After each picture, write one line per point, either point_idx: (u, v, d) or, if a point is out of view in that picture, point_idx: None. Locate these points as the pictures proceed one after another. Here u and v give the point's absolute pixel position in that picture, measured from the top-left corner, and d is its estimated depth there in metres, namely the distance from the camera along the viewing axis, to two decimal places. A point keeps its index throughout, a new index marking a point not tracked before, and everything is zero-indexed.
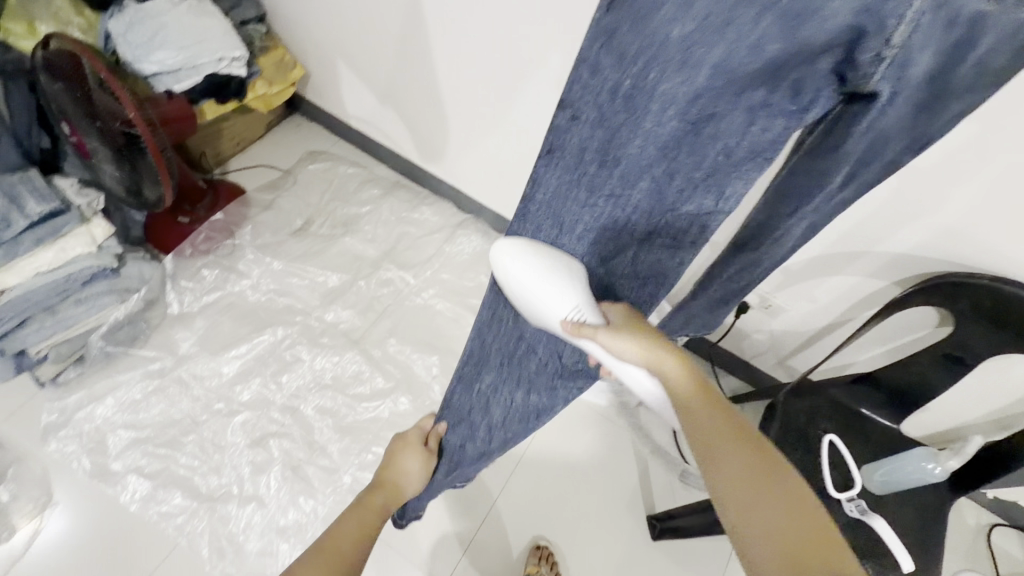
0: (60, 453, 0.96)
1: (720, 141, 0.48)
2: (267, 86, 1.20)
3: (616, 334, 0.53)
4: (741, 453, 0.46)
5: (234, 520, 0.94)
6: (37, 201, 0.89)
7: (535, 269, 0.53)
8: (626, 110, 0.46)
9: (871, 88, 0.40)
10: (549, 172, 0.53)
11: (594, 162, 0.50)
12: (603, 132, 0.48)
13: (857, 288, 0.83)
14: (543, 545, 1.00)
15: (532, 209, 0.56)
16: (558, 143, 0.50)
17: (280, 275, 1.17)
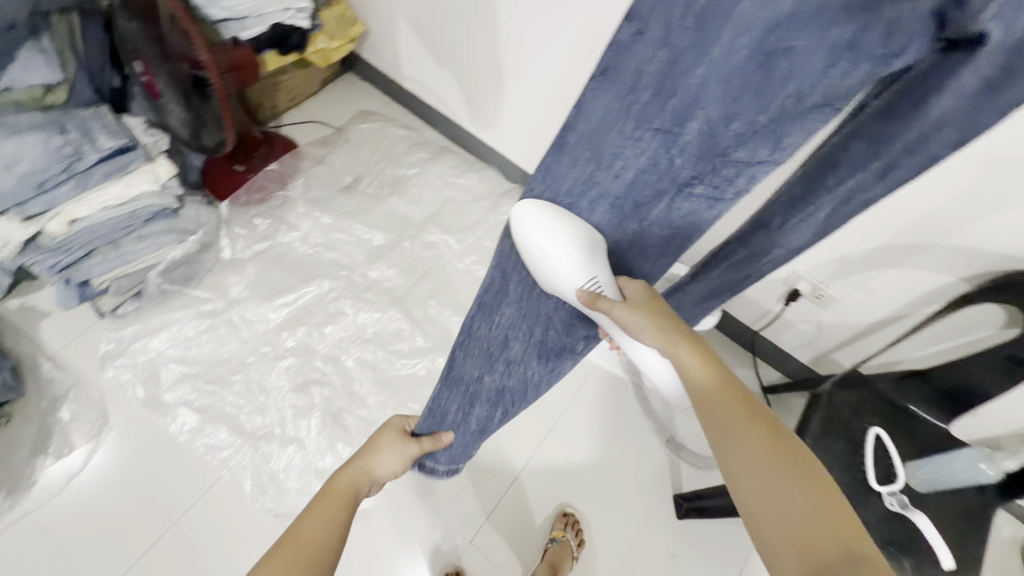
0: (116, 380, 1.01)
1: (792, 82, 0.43)
2: (327, 40, 1.20)
3: (630, 311, 0.58)
4: (755, 442, 0.47)
5: (275, 459, 0.98)
6: (107, 136, 0.92)
7: (552, 232, 0.56)
8: (694, 29, 0.43)
9: (979, 29, 0.35)
10: (598, 97, 0.51)
11: (648, 89, 0.48)
12: (666, 54, 0.45)
13: (918, 284, 0.80)
14: (569, 512, 1.01)
15: (571, 139, 0.55)
16: (615, 64, 0.48)
17: (328, 229, 1.20)
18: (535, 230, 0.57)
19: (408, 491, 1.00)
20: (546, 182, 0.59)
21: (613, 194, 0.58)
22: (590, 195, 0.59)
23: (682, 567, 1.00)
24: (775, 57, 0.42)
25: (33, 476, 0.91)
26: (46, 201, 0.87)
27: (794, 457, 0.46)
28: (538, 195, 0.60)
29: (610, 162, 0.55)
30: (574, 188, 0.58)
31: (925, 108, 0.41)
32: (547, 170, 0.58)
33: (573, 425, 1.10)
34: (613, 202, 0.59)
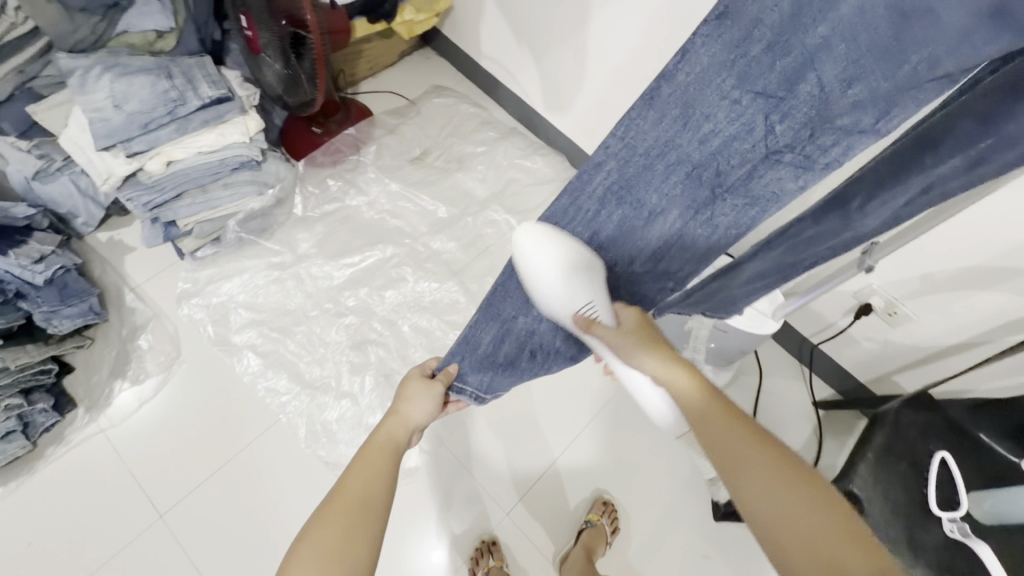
0: (190, 317, 1.07)
1: (928, 47, 0.37)
2: (414, 13, 1.22)
3: (623, 337, 0.62)
4: (754, 444, 0.48)
5: (329, 409, 1.02)
6: (209, 86, 0.97)
7: (556, 258, 0.60)
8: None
9: None
10: (704, 47, 0.46)
11: (763, 42, 0.43)
12: (790, 5, 0.41)
13: (1004, 310, 0.77)
14: (607, 500, 1.02)
15: (665, 91, 0.49)
16: (733, 8, 0.43)
17: (395, 197, 1.23)
18: (536, 256, 0.61)
19: (450, 456, 1.03)
20: (624, 140, 0.53)
21: (692, 164, 0.52)
22: (666, 162, 0.53)
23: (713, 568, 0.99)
24: (913, 15, 0.37)
25: (111, 396, 0.98)
26: (148, 140, 0.94)
27: (805, 479, 0.45)
28: (610, 155, 0.55)
29: (700, 123, 0.49)
30: (650, 151, 0.53)
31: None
32: (628, 126, 0.52)
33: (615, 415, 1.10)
34: (692, 174, 0.53)
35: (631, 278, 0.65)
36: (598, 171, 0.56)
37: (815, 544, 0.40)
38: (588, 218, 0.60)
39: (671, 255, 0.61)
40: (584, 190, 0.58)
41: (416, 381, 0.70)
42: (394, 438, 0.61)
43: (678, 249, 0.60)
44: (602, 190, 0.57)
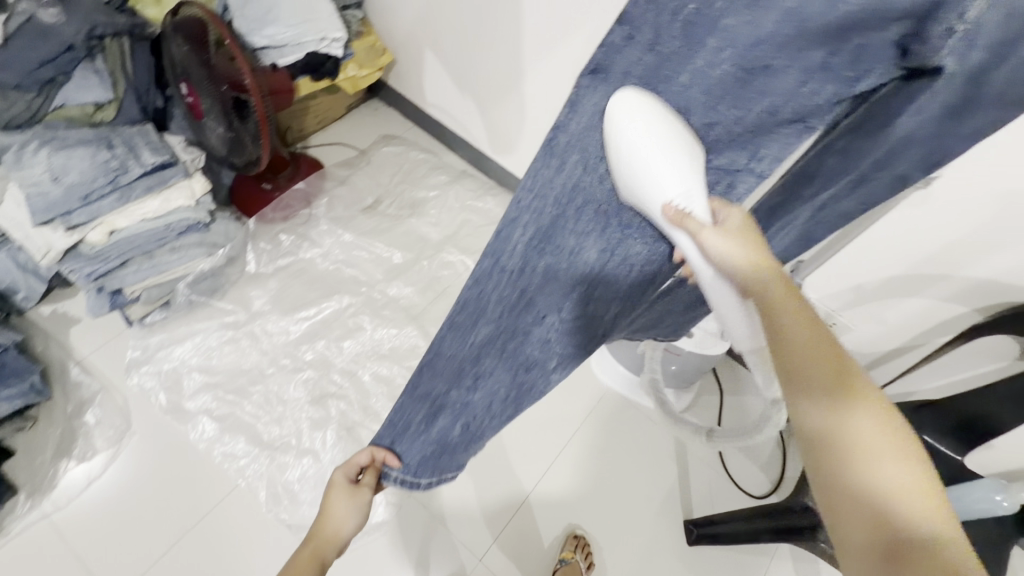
0: (140, 387, 1.04)
1: (768, 95, 0.49)
2: (358, 69, 1.27)
3: (724, 236, 0.48)
4: (847, 411, 0.39)
5: (290, 469, 0.99)
6: (151, 152, 0.97)
7: (658, 144, 0.49)
8: (684, 37, 0.47)
9: (936, 63, 0.44)
10: (589, 97, 0.53)
11: (634, 92, 0.51)
12: (653, 59, 0.49)
13: (930, 314, 0.82)
14: (579, 534, 1.01)
15: (561, 142, 0.55)
16: (605, 63, 0.50)
17: (349, 247, 1.23)
18: (629, 133, 0.48)
19: (418, 506, 1.02)
20: (535, 193, 0.58)
21: (601, 205, 0.57)
22: (577, 205, 0.57)
23: None
24: (757, 71, 0.47)
25: (55, 478, 0.94)
26: (89, 212, 0.92)
27: (896, 447, 0.38)
28: (524, 209, 0.59)
29: (600, 165, 0.55)
30: (562, 196, 0.57)
31: (889, 126, 0.50)
32: (534, 180, 0.58)
33: (583, 448, 1.10)
34: (602, 214, 0.58)
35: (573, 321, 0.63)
36: (516, 223, 0.60)
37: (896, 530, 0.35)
38: (517, 269, 0.61)
39: (598, 293, 0.62)
40: (506, 245, 0.61)
41: (340, 491, 0.63)
42: (318, 563, 0.55)
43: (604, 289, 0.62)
44: (523, 246, 0.60)
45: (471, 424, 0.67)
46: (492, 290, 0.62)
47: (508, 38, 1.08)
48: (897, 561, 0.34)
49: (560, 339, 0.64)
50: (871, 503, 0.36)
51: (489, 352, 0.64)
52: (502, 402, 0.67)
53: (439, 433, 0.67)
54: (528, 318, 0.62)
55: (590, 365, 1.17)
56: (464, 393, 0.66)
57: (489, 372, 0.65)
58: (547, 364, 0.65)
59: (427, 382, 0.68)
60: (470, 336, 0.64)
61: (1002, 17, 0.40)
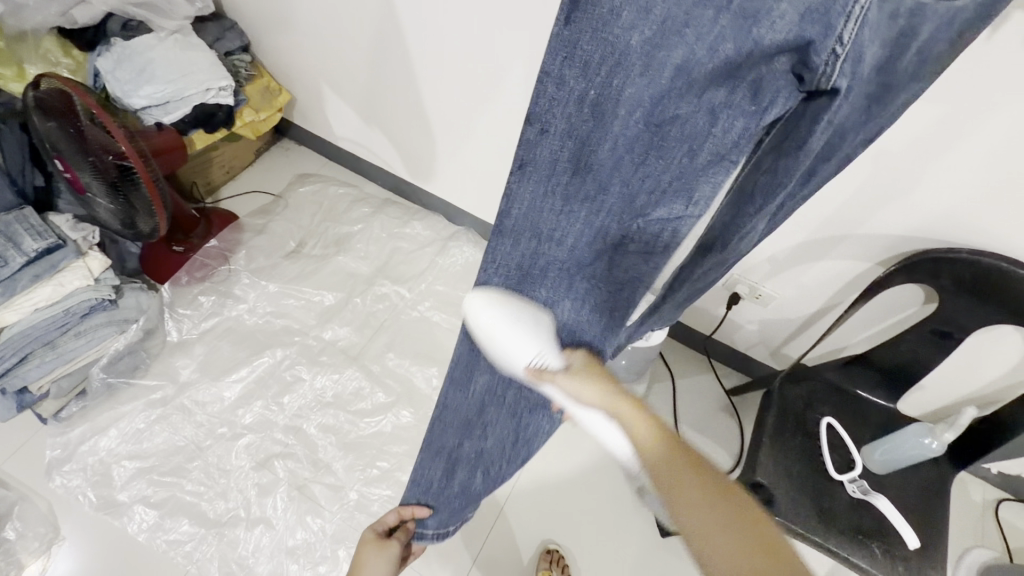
0: (65, 488, 0.96)
1: (687, 144, 0.45)
2: (254, 113, 1.21)
3: (573, 377, 0.58)
4: (694, 485, 0.49)
5: (243, 543, 0.94)
6: (33, 238, 0.92)
7: (509, 318, 0.56)
8: (592, 116, 0.44)
9: (830, 85, 0.38)
10: (522, 187, 0.50)
11: (567, 170, 0.48)
12: (574, 143, 0.47)
13: (844, 274, 0.84)
14: (553, 548, 0.99)
15: (508, 225, 0.53)
16: (529, 157, 0.48)
17: (276, 297, 1.18)
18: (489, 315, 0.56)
19: None
20: (497, 265, 0.56)
21: (565, 264, 0.56)
22: (540, 267, 0.56)
23: None
24: (665, 125, 0.44)
25: None
26: None
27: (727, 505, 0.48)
28: (491, 280, 0.57)
29: (553, 236, 0.53)
30: (523, 265, 0.56)
31: (807, 145, 0.41)
32: (492, 256, 0.56)
33: (560, 455, 1.09)
34: (563, 274, 0.57)
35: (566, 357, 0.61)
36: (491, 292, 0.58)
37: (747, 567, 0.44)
38: None
39: (576, 331, 0.62)
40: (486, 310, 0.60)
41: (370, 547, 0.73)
42: None
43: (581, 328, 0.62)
44: None
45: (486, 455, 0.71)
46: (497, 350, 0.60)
47: (401, 65, 1.06)
48: None
49: None
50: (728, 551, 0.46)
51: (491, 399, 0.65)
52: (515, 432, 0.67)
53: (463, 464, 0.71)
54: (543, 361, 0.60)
55: None
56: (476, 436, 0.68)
57: (494, 420, 0.66)
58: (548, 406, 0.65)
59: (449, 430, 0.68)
60: (470, 385, 0.65)
61: (876, 15, 0.36)
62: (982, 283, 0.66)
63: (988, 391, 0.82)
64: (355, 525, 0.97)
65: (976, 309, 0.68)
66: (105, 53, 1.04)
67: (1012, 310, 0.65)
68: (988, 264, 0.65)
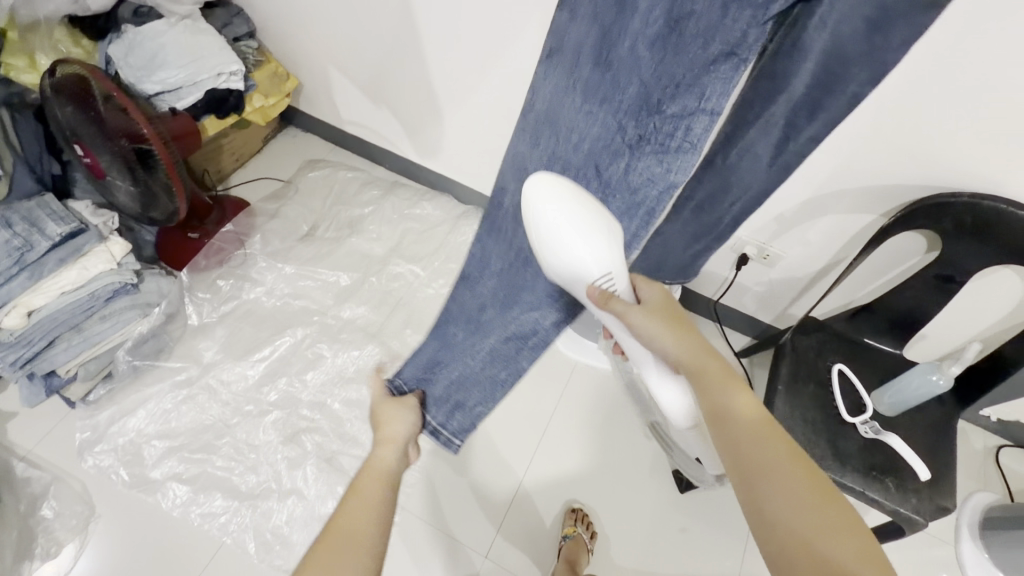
0: (97, 467, 0.98)
1: (706, 41, 0.45)
2: (264, 98, 1.23)
3: (645, 316, 0.60)
4: (765, 439, 0.47)
5: (277, 514, 0.96)
6: (56, 223, 0.93)
7: (568, 219, 0.56)
8: (613, 2, 0.47)
9: None
10: (548, 76, 0.57)
11: (586, 62, 0.53)
12: (597, 30, 0.50)
13: (848, 228, 0.87)
14: (576, 507, 1.02)
15: (532, 115, 0.61)
16: (557, 45, 0.55)
17: (292, 279, 1.19)
18: (551, 211, 0.56)
19: (416, 521, 0.99)
20: (519, 163, 0.65)
21: (575, 168, 0.61)
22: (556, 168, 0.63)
23: (694, 539, 1.01)
24: (681, 19, 0.45)
25: None
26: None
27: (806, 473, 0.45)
28: (510, 179, 0.68)
29: (567, 131, 0.59)
30: (543, 164, 0.63)
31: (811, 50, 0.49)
32: (517, 154, 0.65)
33: (577, 421, 1.11)
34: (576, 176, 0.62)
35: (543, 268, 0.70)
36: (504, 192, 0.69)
37: (804, 528, 0.41)
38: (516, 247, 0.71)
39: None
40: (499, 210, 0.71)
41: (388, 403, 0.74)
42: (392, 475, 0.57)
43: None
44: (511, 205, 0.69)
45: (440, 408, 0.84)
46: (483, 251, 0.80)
47: (408, 44, 1.09)
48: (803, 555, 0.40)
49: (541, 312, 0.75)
50: (792, 511, 0.42)
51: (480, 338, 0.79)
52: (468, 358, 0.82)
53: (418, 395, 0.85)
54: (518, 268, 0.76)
55: (557, 342, 1.19)
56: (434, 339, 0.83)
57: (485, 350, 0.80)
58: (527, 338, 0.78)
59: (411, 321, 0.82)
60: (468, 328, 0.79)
61: None
62: (981, 225, 0.70)
63: (985, 338, 0.86)
64: None
65: (976, 251, 0.72)
66: (116, 40, 1.05)
67: (1003, 248, 0.69)
68: (985, 207, 0.68)
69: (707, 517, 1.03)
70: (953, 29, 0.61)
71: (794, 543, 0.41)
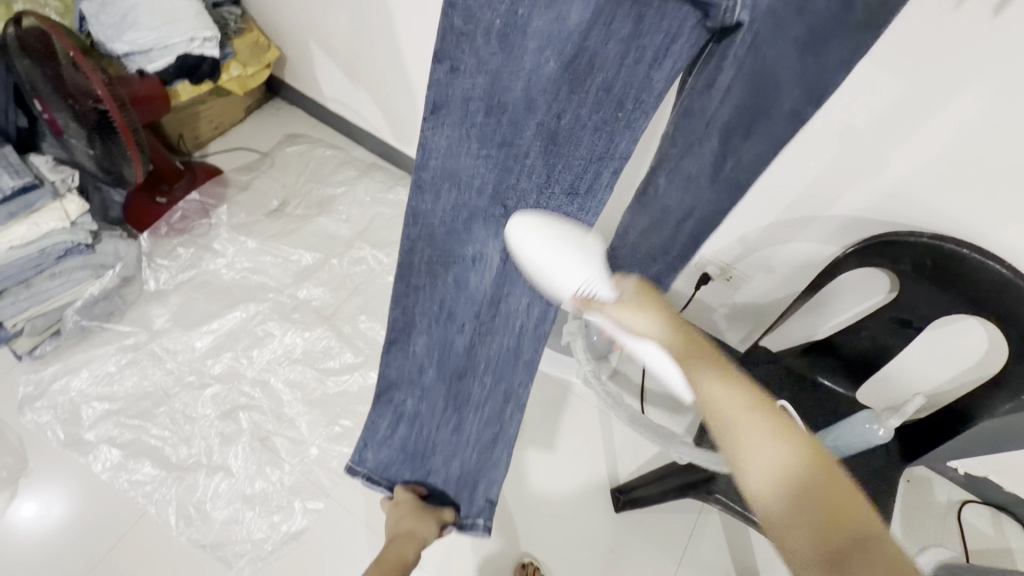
0: (35, 423, 0.99)
1: (600, 73, 0.49)
2: (242, 68, 1.20)
3: (626, 310, 0.51)
4: (779, 447, 0.39)
5: (203, 488, 0.96)
6: (10, 176, 0.91)
7: (551, 242, 0.53)
8: (500, 44, 0.47)
9: (734, 19, 0.46)
10: (437, 133, 0.53)
11: (481, 110, 0.51)
12: (485, 78, 0.49)
13: (813, 258, 0.83)
14: (528, 563, 0.95)
15: (425, 177, 0.56)
16: (441, 99, 0.51)
17: (254, 253, 1.18)
18: (532, 241, 0.53)
19: (341, 511, 0.97)
20: (419, 222, 0.60)
21: (484, 218, 0.59)
22: (462, 219, 0.59)
23: (621, 561, 0.97)
24: (580, 58, 0.48)
25: None
26: None
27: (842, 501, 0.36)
28: (412, 239, 0.61)
29: (468, 183, 0.56)
30: (446, 218, 0.59)
31: None
32: (415, 214, 0.60)
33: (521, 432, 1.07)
34: (484, 219, 0.59)
35: (491, 320, 0.67)
36: (414, 254, 0.63)
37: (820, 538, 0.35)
38: (491, 328, 0.67)
39: (509, 292, 0.65)
40: (412, 272, 0.64)
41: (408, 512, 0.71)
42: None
43: (517, 295, 0.65)
44: (426, 265, 0.63)
45: (500, 472, 0.76)
46: (385, 366, 0.70)
47: (382, 25, 1.05)
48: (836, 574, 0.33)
49: (523, 366, 0.71)
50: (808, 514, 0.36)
51: (467, 412, 0.71)
52: (491, 436, 0.74)
53: (481, 495, 0.76)
54: (449, 334, 0.67)
55: None
56: (440, 462, 0.73)
57: (466, 420, 0.72)
58: (518, 393, 0.73)
59: (363, 456, 0.73)
60: (459, 396, 0.71)
61: None
62: (940, 268, 0.64)
63: (934, 386, 0.82)
64: (312, 478, 0.98)
65: (935, 297, 0.67)
66: None
67: (962, 294, 0.64)
68: (946, 249, 0.63)
69: (642, 541, 0.99)
70: (917, 54, 0.56)
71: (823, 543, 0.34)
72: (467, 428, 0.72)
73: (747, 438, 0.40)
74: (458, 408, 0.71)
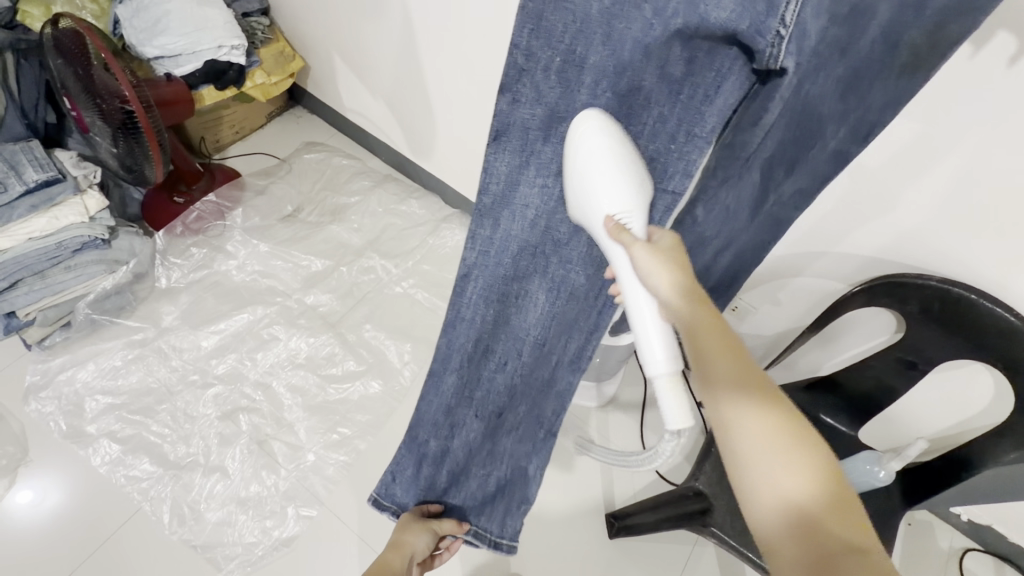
0: (38, 412, 1.00)
1: (654, 105, 0.49)
2: (266, 76, 1.23)
3: (655, 253, 0.48)
4: (764, 420, 0.43)
5: (198, 488, 0.96)
6: (35, 169, 0.95)
7: (603, 179, 0.48)
8: (559, 81, 0.49)
9: (778, 65, 0.42)
10: (498, 159, 0.54)
11: (540, 139, 0.53)
12: (545, 110, 0.51)
13: (818, 293, 0.84)
14: None
15: (485, 204, 0.57)
16: (504, 129, 0.52)
17: (265, 257, 1.19)
18: (589, 144, 0.47)
19: (333, 519, 0.97)
20: (474, 248, 0.60)
21: (535, 245, 0.59)
22: (514, 250, 0.60)
23: None
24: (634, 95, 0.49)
25: None
26: None
27: (839, 496, 0.42)
28: (466, 266, 0.62)
29: (528, 213, 0.57)
30: (500, 246, 0.60)
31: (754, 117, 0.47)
32: (472, 240, 0.60)
33: None
34: (537, 246, 0.60)
35: (537, 354, 0.67)
36: (466, 282, 0.62)
37: (809, 523, 0.41)
38: (532, 349, 0.67)
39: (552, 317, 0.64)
40: (461, 301, 0.64)
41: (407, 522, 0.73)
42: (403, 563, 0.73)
43: (558, 326, 0.65)
44: (477, 294, 0.63)
45: (531, 496, 0.76)
46: (420, 406, 0.70)
47: (407, 44, 1.07)
48: (814, 551, 0.39)
49: (563, 381, 0.68)
50: (795, 521, 0.41)
51: (501, 437, 0.73)
52: (525, 455, 0.75)
53: (506, 517, 0.77)
54: (484, 369, 0.68)
55: None
56: (474, 484, 0.74)
57: (500, 443, 0.74)
58: (551, 421, 0.71)
59: (390, 490, 0.75)
60: (498, 424, 0.72)
61: None
62: (948, 312, 0.64)
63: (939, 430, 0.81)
64: (307, 485, 0.98)
65: (942, 341, 0.67)
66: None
67: (970, 340, 0.64)
68: (954, 294, 0.62)
69: (635, 570, 0.98)
70: (931, 101, 0.56)
71: (806, 541, 0.40)
72: (495, 454, 0.74)
73: (741, 400, 0.44)
74: (493, 435, 0.73)
